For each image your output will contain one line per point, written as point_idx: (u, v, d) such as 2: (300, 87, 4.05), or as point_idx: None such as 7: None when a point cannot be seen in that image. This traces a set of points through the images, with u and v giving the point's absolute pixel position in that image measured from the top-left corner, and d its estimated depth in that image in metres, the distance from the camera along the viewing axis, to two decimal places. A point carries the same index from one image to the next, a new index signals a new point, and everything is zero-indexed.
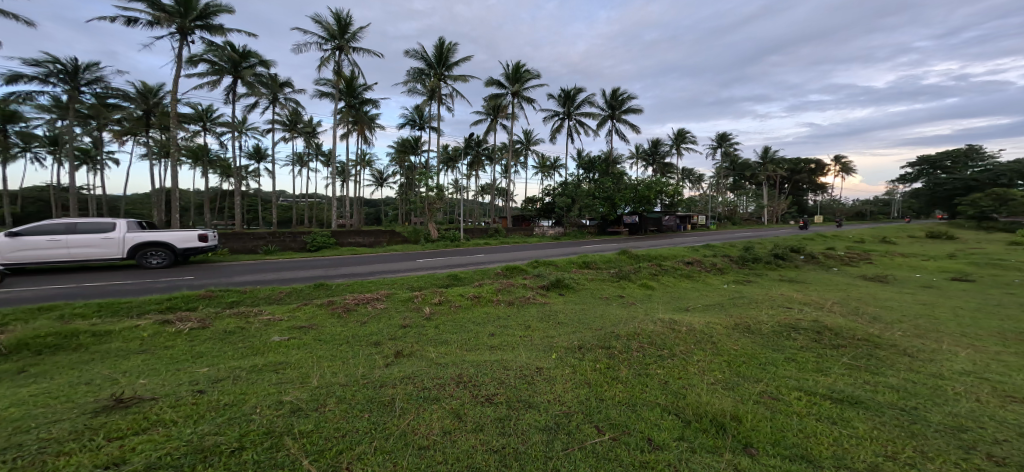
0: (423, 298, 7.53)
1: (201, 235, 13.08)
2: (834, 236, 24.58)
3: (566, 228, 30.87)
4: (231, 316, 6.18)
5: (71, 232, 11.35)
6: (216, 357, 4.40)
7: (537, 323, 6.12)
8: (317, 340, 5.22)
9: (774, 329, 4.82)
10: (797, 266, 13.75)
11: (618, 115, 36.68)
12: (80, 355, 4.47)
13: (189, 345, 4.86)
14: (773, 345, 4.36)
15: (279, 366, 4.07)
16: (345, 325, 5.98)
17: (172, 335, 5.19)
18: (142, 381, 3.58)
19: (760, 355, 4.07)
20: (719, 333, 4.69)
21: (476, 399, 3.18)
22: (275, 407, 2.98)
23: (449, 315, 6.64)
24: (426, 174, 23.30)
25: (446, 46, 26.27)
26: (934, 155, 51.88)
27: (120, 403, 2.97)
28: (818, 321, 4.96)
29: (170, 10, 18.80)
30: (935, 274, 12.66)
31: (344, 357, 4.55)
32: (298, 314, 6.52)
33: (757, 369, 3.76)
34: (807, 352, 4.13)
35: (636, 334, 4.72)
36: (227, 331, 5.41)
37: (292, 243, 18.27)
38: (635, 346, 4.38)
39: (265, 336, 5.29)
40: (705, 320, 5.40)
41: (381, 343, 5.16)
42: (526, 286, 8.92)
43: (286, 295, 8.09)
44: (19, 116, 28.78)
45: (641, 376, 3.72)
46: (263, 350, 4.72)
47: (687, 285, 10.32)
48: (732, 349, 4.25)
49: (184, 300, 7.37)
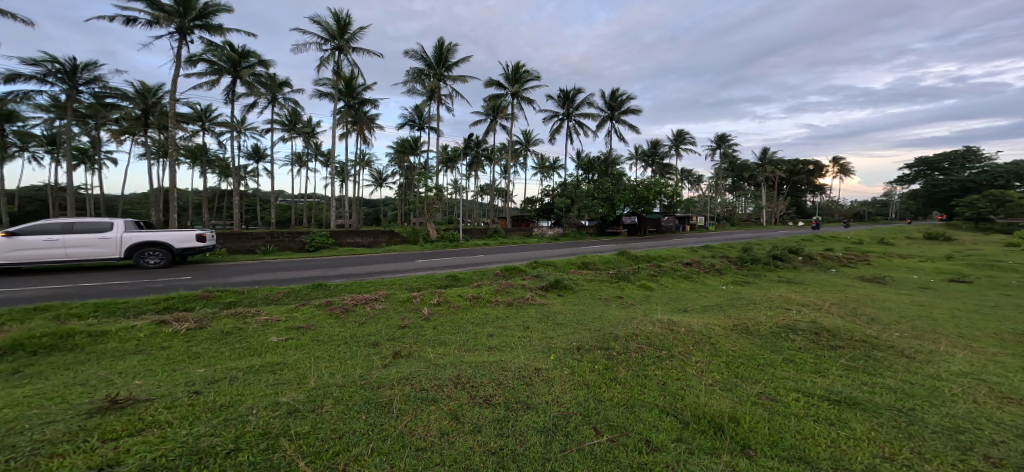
0: (422, 298, 7.52)
1: (199, 235, 13.04)
2: (833, 237, 24.64)
3: (565, 229, 30.86)
4: (228, 317, 6.15)
5: (68, 232, 11.30)
6: (212, 358, 4.38)
7: (536, 324, 6.12)
8: (315, 341, 5.20)
9: (772, 330, 4.82)
10: (796, 267, 13.77)
11: (617, 115, 36.71)
12: (77, 356, 4.45)
13: (185, 345, 4.84)
14: (771, 346, 4.36)
15: (276, 367, 4.05)
16: (343, 326, 5.96)
17: (168, 335, 5.17)
18: (137, 382, 3.56)
19: (758, 356, 4.07)
20: (718, 335, 4.69)
21: (474, 401, 3.17)
22: (271, 409, 2.96)
23: (448, 316, 6.63)
24: (425, 174, 23.30)
25: (446, 47, 26.28)
26: (932, 157, 52.01)
27: (114, 404, 2.95)
28: (815, 322, 4.97)
29: (169, 9, 18.79)
30: (932, 276, 12.69)
31: (341, 358, 4.54)
32: (296, 315, 6.50)
33: (755, 370, 3.76)
34: (805, 353, 4.13)
35: (635, 335, 4.71)
36: (224, 331, 5.39)
37: (291, 243, 18.24)
38: (633, 347, 4.38)
39: (262, 337, 5.27)
40: (704, 321, 5.39)
41: (378, 343, 5.15)
42: (525, 287, 8.91)
43: (284, 295, 8.07)
44: (17, 115, 28.72)
45: (640, 378, 3.71)
46: (261, 350, 4.71)
47: (686, 285, 10.33)
48: (731, 350, 4.24)
49: (181, 300, 7.35)
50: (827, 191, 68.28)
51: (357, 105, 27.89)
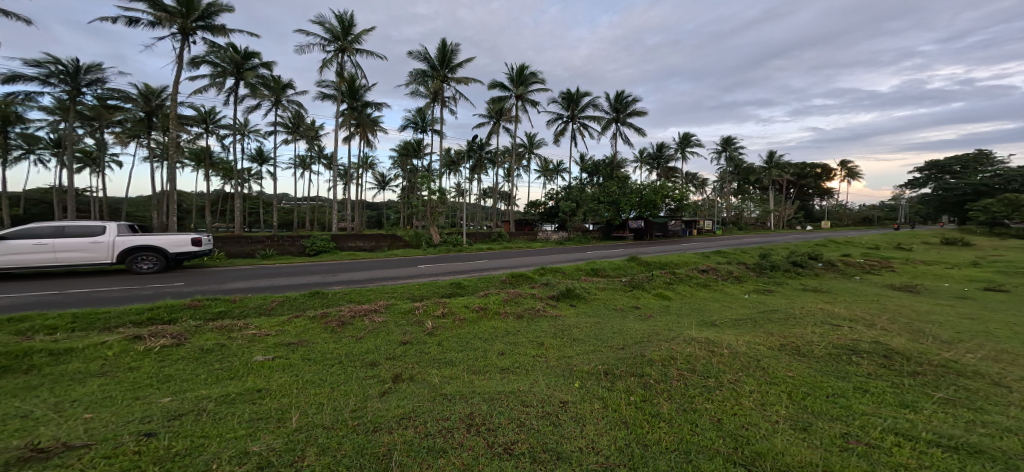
0: (426, 309, 6.91)
1: (195, 239, 12.53)
2: (848, 242, 24.04)
3: (570, 233, 30.19)
4: (212, 332, 5.56)
5: (58, 235, 10.82)
6: (185, 382, 3.81)
7: (551, 341, 5.51)
8: (306, 360, 4.65)
9: (829, 351, 4.18)
10: (816, 274, 13.15)
11: (622, 118, 36.18)
12: (30, 378, 3.90)
13: (158, 365, 4.24)
14: (834, 371, 3.75)
15: (257, 396, 3.46)
16: (339, 343, 5.35)
17: (140, 353, 4.55)
18: (85, 416, 2.98)
19: (823, 385, 3.47)
20: (766, 357, 4.07)
21: (494, 452, 2.57)
22: (238, 463, 2.38)
23: (453, 330, 6.02)
24: (428, 177, 22.74)
25: (450, 48, 25.90)
26: (942, 159, 50.40)
27: (39, 453, 2.37)
28: (880, 343, 4.31)
29: (171, 10, 18.37)
30: (965, 284, 11.98)
31: (335, 382, 3.99)
32: (287, 329, 5.91)
33: (828, 404, 3.15)
34: (878, 381, 3.53)
35: (671, 358, 4.05)
36: (205, 348, 4.79)
37: (291, 247, 17.62)
38: (673, 374, 3.73)
39: (247, 355, 4.68)
40: (745, 339, 4.73)
41: (377, 364, 4.58)
42: (535, 296, 8.29)
43: (278, 305, 7.50)
44: (19, 117, 28.47)
45: (686, 413, 3.12)
46: (242, 372, 4.13)
47: (705, 295, 9.70)
48: (787, 376, 3.65)
49: (166, 310, 6.84)
50: (834, 195, 67.35)
51: (360, 108, 27.52)
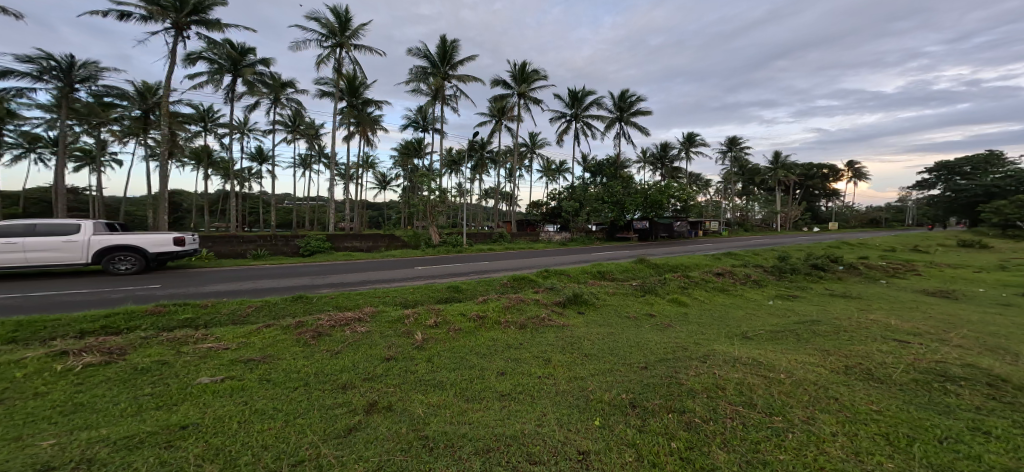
0: (416, 319, 6.05)
1: (178, 238, 11.73)
2: (862, 243, 23.14)
3: (573, 233, 28.93)
4: (160, 345, 4.71)
5: (29, 233, 9.99)
6: (96, 416, 2.95)
7: (559, 357, 4.67)
8: (263, 382, 3.82)
9: (915, 378, 3.32)
10: (839, 278, 12.26)
11: (626, 117, 35.34)
12: None
13: (73, 391, 3.39)
14: (932, 404, 2.91)
15: (179, 435, 2.64)
16: (310, 359, 4.53)
17: (57, 375, 3.71)
18: None
19: (926, 424, 2.63)
20: (835, 384, 3.23)
21: None
22: None
23: (447, 344, 5.19)
24: (427, 176, 21.79)
25: (451, 45, 25.10)
26: (951, 160, 49.41)
27: None
28: (973, 367, 3.48)
29: (164, 3, 17.55)
30: (1001, 289, 11.11)
31: (292, 413, 3.14)
32: (253, 341, 5.08)
33: (948, 453, 2.33)
34: (992, 417, 2.72)
35: (718, 388, 3.21)
36: (139, 368, 3.94)
37: (284, 247, 16.80)
38: (725, 410, 2.89)
39: (190, 376, 3.82)
40: (797, 359, 3.88)
41: (350, 387, 3.73)
42: (539, 303, 7.41)
43: (253, 312, 6.64)
44: (14, 115, 27.84)
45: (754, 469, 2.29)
46: (178, 399, 3.31)
47: (725, 300, 8.88)
48: (874, 411, 2.81)
49: (125, 317, 6.02)
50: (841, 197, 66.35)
51: (359, 105, 26.70)
